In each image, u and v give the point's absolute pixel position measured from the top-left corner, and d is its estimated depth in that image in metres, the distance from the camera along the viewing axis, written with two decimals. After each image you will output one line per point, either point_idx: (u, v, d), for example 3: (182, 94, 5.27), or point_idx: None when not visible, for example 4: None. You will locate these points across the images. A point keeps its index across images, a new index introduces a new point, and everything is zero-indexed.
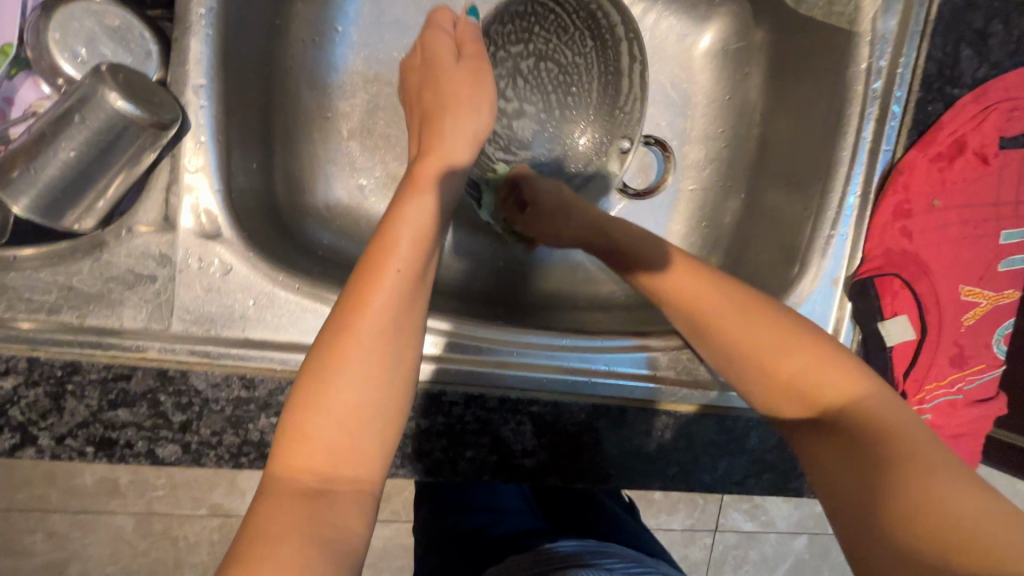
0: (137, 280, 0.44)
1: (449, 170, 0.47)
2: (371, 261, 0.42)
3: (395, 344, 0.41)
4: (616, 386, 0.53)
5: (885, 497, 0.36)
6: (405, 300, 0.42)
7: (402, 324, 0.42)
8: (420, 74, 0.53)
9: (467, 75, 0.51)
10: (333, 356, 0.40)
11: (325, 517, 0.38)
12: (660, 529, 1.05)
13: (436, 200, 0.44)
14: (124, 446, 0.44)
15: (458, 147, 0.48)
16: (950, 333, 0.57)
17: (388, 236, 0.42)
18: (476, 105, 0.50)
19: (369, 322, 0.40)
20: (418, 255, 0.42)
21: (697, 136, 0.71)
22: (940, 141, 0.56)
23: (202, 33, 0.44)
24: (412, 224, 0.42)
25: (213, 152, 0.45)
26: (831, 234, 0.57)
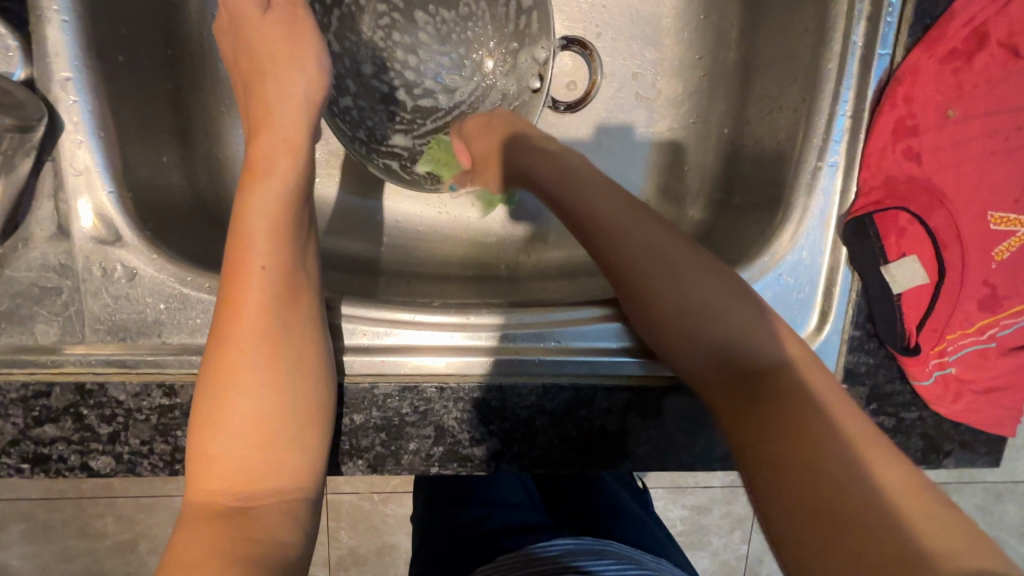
0: (43, 293, 0.43)
1: (291, 146, 0.44)
2: (230, 266, 0.41)
3: (284, 343, 0.41)
4: (569, 364, 0.49)
5: (809, 489, 0.35)
6: (275, 296, 0.41)
7: (285, 322, 0.41)
8: (230, 37, 0.47)
9: (283, 27, 0.46)
10: (219, 371, 0.40)
11: (244, 533, 0.36)
12: (699, 487, 0.99)
13: (284, 184, 0.43)
14: (57, 461, 0.43)
15: (292, 117, 0.45)
16: (977, 270, 0.46)
17: (244, 232, 0.41)
18: (300, 63, 0.46)
19: (245, 327, 0.40)
20: (279, 247, 0.42)
21: (671, 65, 0.62)
22: (952, 35, 0.45)
23: (57, 20, 0.41)
24: (263, 214, 0.42)
25: (98, 149, 0.43)
26: (817, 165, 0.49)
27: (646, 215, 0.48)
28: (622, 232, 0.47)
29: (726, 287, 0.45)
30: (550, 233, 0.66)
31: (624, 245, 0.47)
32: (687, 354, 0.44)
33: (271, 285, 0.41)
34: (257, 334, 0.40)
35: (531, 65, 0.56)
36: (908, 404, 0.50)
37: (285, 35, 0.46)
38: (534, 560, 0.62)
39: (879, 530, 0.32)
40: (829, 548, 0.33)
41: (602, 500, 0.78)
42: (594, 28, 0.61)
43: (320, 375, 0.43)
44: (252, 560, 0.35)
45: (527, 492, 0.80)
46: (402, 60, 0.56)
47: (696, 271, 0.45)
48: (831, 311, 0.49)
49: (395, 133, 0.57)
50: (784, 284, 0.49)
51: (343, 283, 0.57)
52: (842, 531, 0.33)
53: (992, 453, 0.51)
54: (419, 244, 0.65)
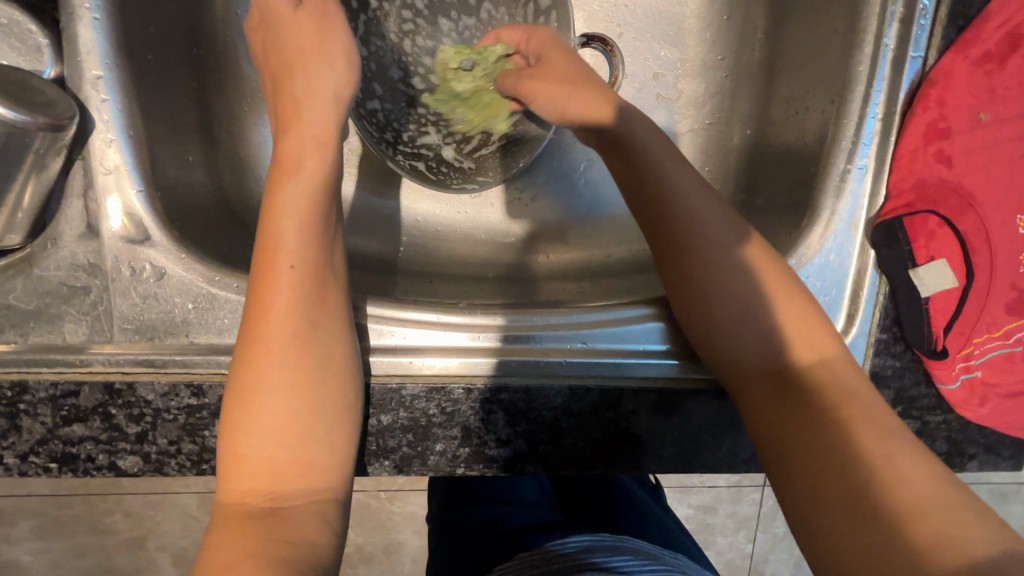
0: (71, 292, 0.43)
1: (320, 144, 0.44)
2: (260, 266, 0.41)
3: (314, 343, 0.41)
4: (595, 366, 0.48)
5: (839, 489, 0.36)
6: (304, 295, 0.41)
7: (314, 322, 0.41)
8: (260, 34, 0.47)
9: (314, 22, 0.46)
10: (248, 371, 0.40)
11: (279, 532, 0.36)
12: (706, 487, 0.99)
13: (313, 182, 0.43)
14: (85, 460, 0.43)
15: (321, 115, 0.45)
16: (1006, 274, 0.46)
17: (274, 232, 0.41)
18: (329, 59, 0.46)
19: (275, 327, 0.40)
20: (309, 246, 0.42)
21: (693, 66, 0.62)
22: (986, 38, 0.45)
23: (89, 18, 0.41)
24: (293, 214, 0.41)
25: (128, 148, 0.43)
26: (846, 167, 0.48)
27: (711, 194, 0.48)
28: (688, 207, 0.47)
29: (785, 276, 0.45)
30: (569, 233, 0.66)
31: (690, 216, 0.47)
32: (733, 341, 0.44)
33: (301, 285, 0.41)
34: (287, 335, 0.40)
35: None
36: (933, 407, 0.50)
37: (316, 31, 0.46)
38: (553, 557, 0.62)
39: (907, 526, 0.33)
40: (857, 541, 0.34)
41: (617, 497, 0.78)
42: (616, 28, 0.61)
43: (348, 376, 0.43)
44: (285, 561, 0.35)
45: (542, 491, 0.80)
46: (427, 67, 0.55)
47: (754, 257, 0.45)
48: (859, 314, 0.49)
49: (417, 133, 0.56)
50: (812, 286, 0.49)
51: (364, 283, 0.57)
52: (871, 526, 0.34)
53: (1015, 457, 0.51)
54: (438, 244, 0.65)
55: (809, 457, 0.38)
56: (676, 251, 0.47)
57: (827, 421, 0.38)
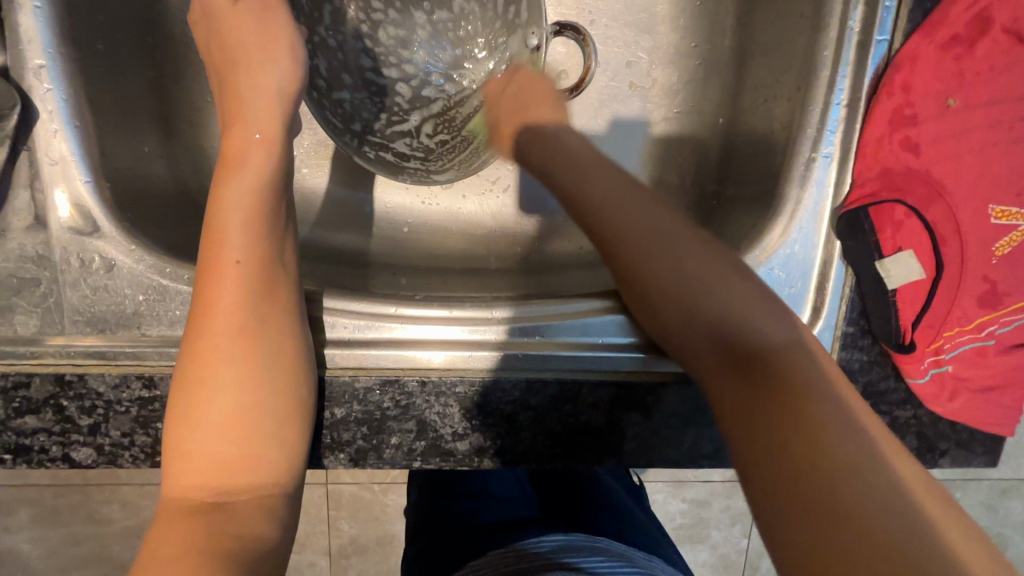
0: (21, 284, 0.43)
1: (266, 140, 0.43)
2: (205, 261, 0.40)
3: (261, 337, 0.41)
4: (553, 358, 0.48)
5: (804, 490, 0.34)
6: (251, 288, 0.40)
7: (262, 316, 0.41)
8: (206, 25, 0.47)
9: (257, 16, 0.46)
10: (194, 366, 0.39)
11: (220, 529, 0.36)
12: (699, 482, 0.98)
13: (257, 176, 0.42)
14: (39, 452, 0.44)
15: (266, 111, 0.44)
16: (975, 265, 0.44)
17: (218, 226, 0.41)
18: (272, 55, 0.45)
19: (221, 322, 0.40)
20: (254, 239, 0.41)
21: (665, 53, 0.60)
22: (954, 20, 0.44)
23: (30, 7, 0.40)
24: (237, 208, 0.41)
25: (74, 138, 0.42)
26: (811, 156, 0.47)
27: (637, 198, 0.48)
28: (616, 215, 0.47)
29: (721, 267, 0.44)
30: (542, 225, 0.65)
31: (615, 226, 0.47)
32: (685, 336, 0.44)
33: (245, 278, 0.40)
34: (232, 328, 0.40)
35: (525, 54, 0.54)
36: (902, 402, 0.49)
37: (257, 24, 0.46)
38: (525, 556, 0.61)
39: (876, 533, 0.31)
40: (818, 541, 0.32)
41: (595, 497, 0.78)
42: (586, 15, 0.60)
43: (298, 368, 0.43)
44: (226, 556, 0.34)
45: (520, 486, 0.80)
46: (393, 51, 0.55)
47: (692, 252, 0.45)
48: (824, 307, 0.48)
49: (383, 123, 0.55)
50: (775, 278, 0.48)
51: (330, 275, 0.57)
52: (833, 526, 0.32)
53: (989, 453, 0.50)
54: (409, 236, 0.64)
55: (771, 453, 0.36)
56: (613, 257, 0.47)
57: (790, 416, 0.36)
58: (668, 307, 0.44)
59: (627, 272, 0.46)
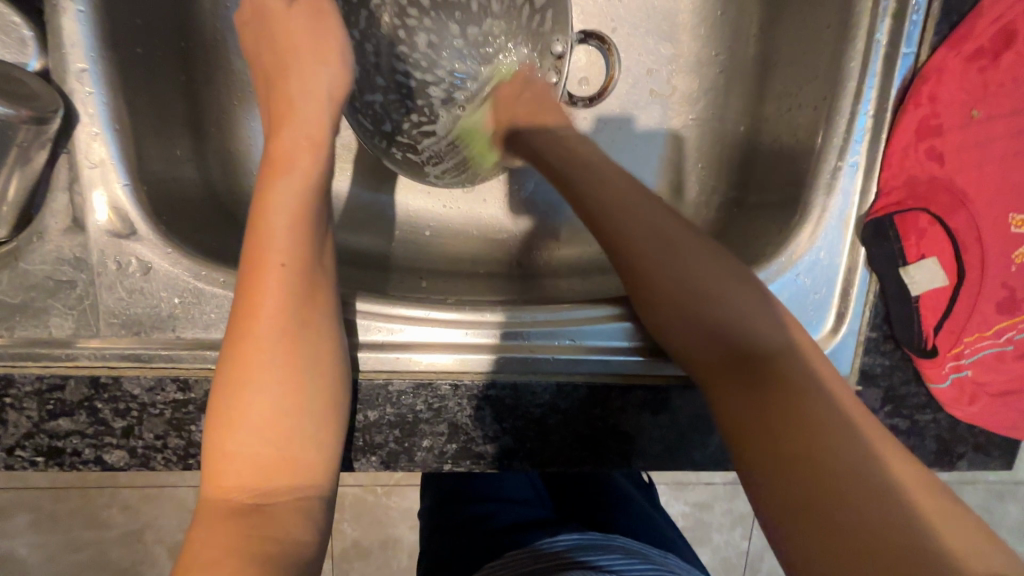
0: (57, 286, 0.43)
1: (313, 144, 0.44)
2: (248, 264, 0.41)
3: (303, 340, 0.41)
4: (583, 362, 0.48)
5: (823, 493, 0.34)
6: (293, 293, 0.41)
7: (302, 320, 0.41)
8: (255, 28, 0.47)
9: (308, 21, 0.47)
10: (235, 368, 0.39)
11: (262, 532, 0.36)
12: (701, 484, 0.99)
13: (306, 180, 0.43)
14: (71, 454, 0.44)
15: (315, 114, 0.45)
16: (997, 273, 0.45)
17: (264, 229, 0.41)
18: (323, 58, 0.46)
19: (264, 324, 0.40)
20: (299, 243, 0.41)
21: (686, 62, 0.61)
22: (979, 33, 0.45)
23: (74, 11, 0.40)
24: (282, 213, 0.41)
25: (113, 142, 0.43)
26: (838, 164, 0.48)
27: (644, 201, 0.48)
28: (626, 216, 0.47)
29: (722, 268, 0.44)
30: (561, 230, 0.66)
31: (624, 226, 0.47)
32: (685, 334, 0.44)
33: (289, 281, 0.40)
34: (274, 331, 0.40)
35: (546, 57, 0.55)
36: (922, 406, 0.50)
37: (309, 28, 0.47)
38: (542, 555, 0.62)
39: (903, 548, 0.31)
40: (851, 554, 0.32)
41: (608, 497, 0.78)
42: (610, 22, 0.60)
43: (337, 372, 0.43)
44: (269, 560, 0.35)
45: (534, 487, 0.80)
46: (416, 54, 0.53)
47: (689, 253, 0.45)
48: (848, 312, 0.49)
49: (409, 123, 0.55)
50: (801, 284, 0.49)
51: (354, 278, 0.57)
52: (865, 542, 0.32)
53: (1005, 456, 0.51)
54: (430, 239, 0.65)
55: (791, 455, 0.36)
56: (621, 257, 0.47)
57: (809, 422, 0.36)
58: (676, 306, 0.44)
59: (631, 268, 0.47)
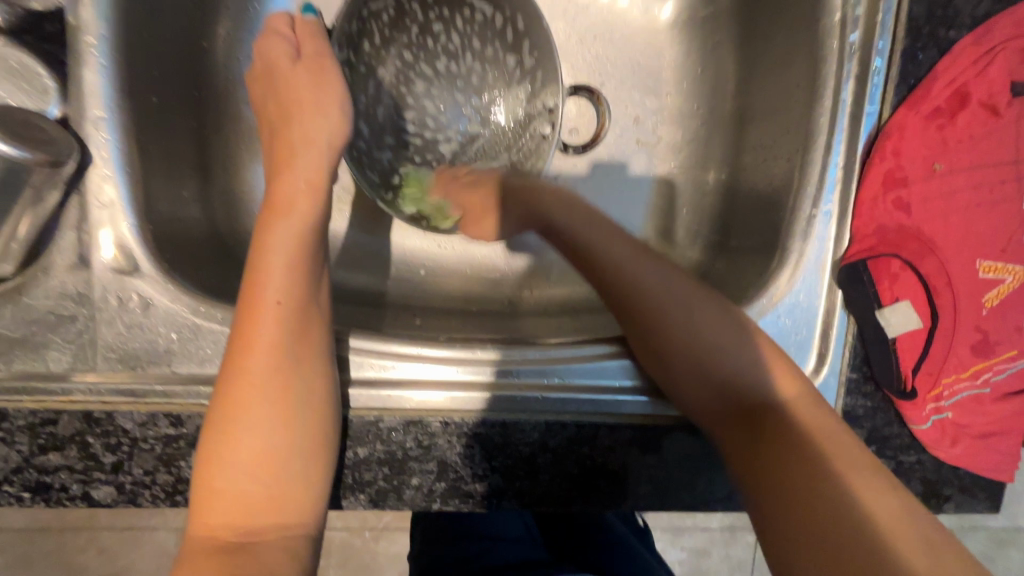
0: (58, 321, 0.44)
1: (312, 186, 0.46)
2: (246, 302, 0.42)
3: (296, 376, 0.42)
4: (572, 401, 0.49)
5: (784, 512, 0.37)
6: (289, 331, 0.42)
7: (297, 359, 0.42)
8: (262, 79, 0.50)
9: (311, 76, 0.49)
10: (228, 404, 0.40)
11: (246, 570, 0.36)
12: (697, 529, 0.98)
13: (304, 222, 0.45)
14: (59, 489, 0.44)
15: (314, 160, 0.47)
16: (969, 316, 0.48)
17: (263, 267, 0.42)
18: (323, 110, 0.49)
19: (258, 361, 0.41)
20: (296, 282, 0.43)
21: (669, 115, 0.65)
22: (936, 94, 0.48)
23: (95, 64, 0.43)
24: (280, 252, 0.43)
25: (124, 185, 0.45)
26: (812, 212, 0.50)
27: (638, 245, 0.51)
28: (614, 264, 0.50)
29: (713, 308, 0.47)
30: (552, 270, 0.68)
31: (623, 272, 0.49)
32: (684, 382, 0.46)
33: (285, 319, 0.42)
34: (269, 368, 0.41)
35: (540, 112, 0.58)
36: (906, 447, 0.51)
37: (312, 83, 0.49)
38: None
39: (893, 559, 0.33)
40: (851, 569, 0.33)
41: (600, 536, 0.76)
42: (598, 77, 0.64)
43: (327, 406, 0.44)
44: None
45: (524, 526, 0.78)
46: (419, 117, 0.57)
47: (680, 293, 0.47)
48: (829, 353, 0.50)
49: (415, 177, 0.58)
50: (781, 325, 0.50)
51: (349, 316, 0.58)
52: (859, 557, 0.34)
53: (992, 498, 0.51)
54: (424, 278, 0.67)
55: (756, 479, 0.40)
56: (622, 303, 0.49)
57: (772, 448, 0.40)
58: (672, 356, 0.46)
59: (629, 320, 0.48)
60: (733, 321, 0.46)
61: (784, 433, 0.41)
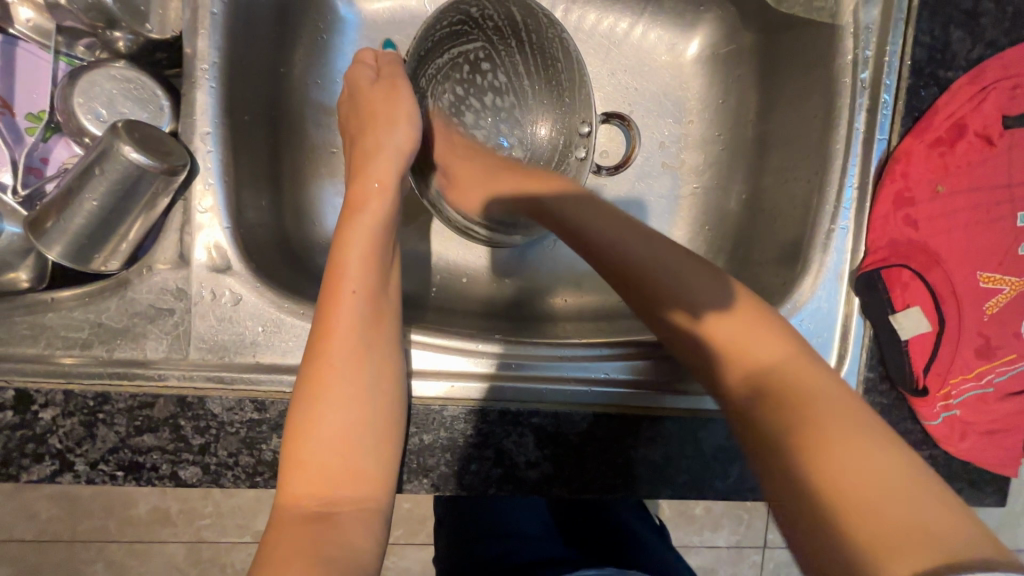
0: (158, 313, 0.48)
1: (383, 191, 0.51)
2: (327, 295, 0.47)
3: (370, 359, 0.46)
4: (615, 394, 0.54)
5: (826, 514, 0.36)
6: (365, 320, 0.47)
7: (370, 344, 0.47)
8: (348, 106, 0.57)
9: (385, 94, 0.55)
10: (312, 385, 0.44)
11: (332, 538, 0.40)
12: (705, 547, 1.02)
13: (377, 223, 0.50)
14: (150, 469, 0.47)
15: (385, 167, 0.53)
16: (972, 322, 0.54)
17: (342, 263, 0.47)
18: (393, 121, 0.54)
19: (337, 344, 0.45)
20: (371, 277, 0.48)
21: (694, 141, 0.71)
22: (937, 125, 0.54)
23: (207, 86, 0.49)
24: (357, 248, 0.48)
25: (221, 193, 0.50)
26: (831, 227, 0.56)
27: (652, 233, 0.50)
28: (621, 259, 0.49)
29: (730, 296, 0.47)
30: (584, 281, 0.71)
31: (631, 253, 0.49)
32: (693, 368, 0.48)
33: (360, 308, 0.47)
34: (347, 352, 0.45)
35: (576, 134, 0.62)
36: (919, 443, 0.55)
37: (387, 101, 0.55)
38: None
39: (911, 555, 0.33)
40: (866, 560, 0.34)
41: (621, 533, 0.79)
42: (627, 105, 0.70)
43: (396, 389, 0.48)
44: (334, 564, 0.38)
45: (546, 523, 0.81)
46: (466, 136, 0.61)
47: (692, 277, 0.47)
48: (848, 354, 0.56)
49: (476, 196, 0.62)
50: (805, 328, 0.56)
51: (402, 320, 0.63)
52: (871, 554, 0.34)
53: (999, 493, 0.56)
54: (467, 285, 0.70)
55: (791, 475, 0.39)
56: (636, 289, 0.48)
57: (803, 437, 0.39)
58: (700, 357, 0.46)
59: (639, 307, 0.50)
60: (753, 305, 0.46)
61: (814, 415, 0.40)
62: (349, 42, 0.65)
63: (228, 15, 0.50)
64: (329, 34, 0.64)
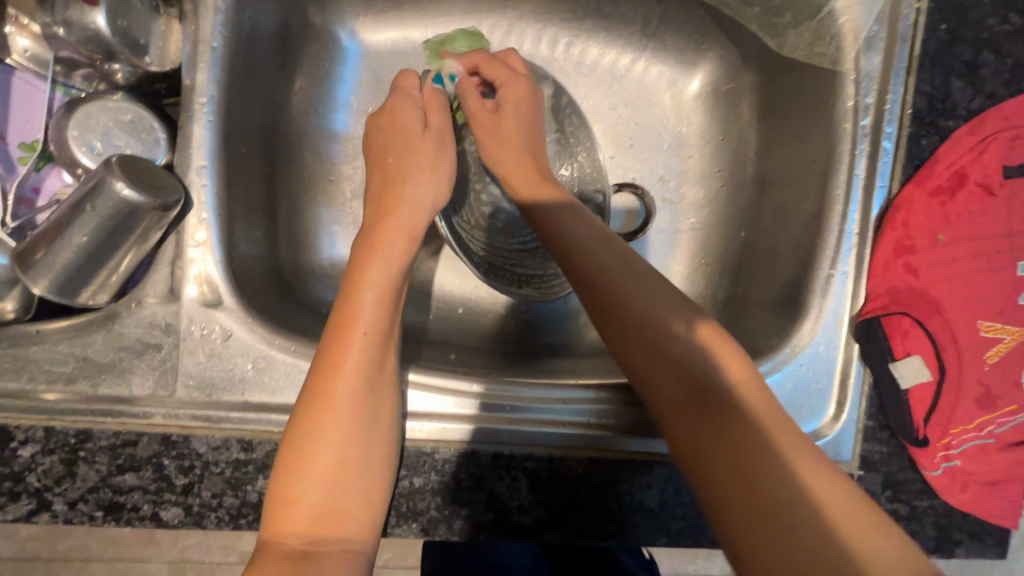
0: (145, 348, 0.47)
1: (412, 235, 0.51)
2: (335, 333, 0.45)
3: (372, 399, 0.45)
4: (611, 439, 0.53)
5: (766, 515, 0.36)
6: (370, 360, 0.45)
7: (374, 384, 0.45)
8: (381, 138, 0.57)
9: (416, 134, 0.55)
10: (310, 422, 0.43)
11: None
12: None
13: (392, 263, 0.49)
14: (130, 510, 0.46)
15: (414, 209, 0.52)
16: (972, 372, 0.53)
17: (355, 302, 0.46)
18: (423, 168, 0.54)
19: (343, 383, 0.44)
20: (383, 320, 0.46)
21: (694, 176, 0.70)
22: (938, 174, 0.55)
23: (203, 119, 0.49)
24: (375, 291, 0.47)
25: (215, 226, 0.49)
26: (831, 272, 0.56)
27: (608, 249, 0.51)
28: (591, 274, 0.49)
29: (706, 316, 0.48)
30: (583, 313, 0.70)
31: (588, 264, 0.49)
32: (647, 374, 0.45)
33: (367, 351, 0.45)
34: (348, 391, 0.44)
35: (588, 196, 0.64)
36: (919, 493, 0.54)
37: (433, 145, 0.55)
38: None
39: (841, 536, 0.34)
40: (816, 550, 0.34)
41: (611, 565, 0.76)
42: (628, 141, 0.70)
43: (393, 433, 0.47)
44: None
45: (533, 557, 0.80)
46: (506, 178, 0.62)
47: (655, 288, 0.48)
48: (847, 402, 0.55)
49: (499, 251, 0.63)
50: (803, 373, 0.55)
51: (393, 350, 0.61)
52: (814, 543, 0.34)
53: (1000, 546, 0.54)
54: (463, 317, 0.68)
55: (741, 505, 0.37)
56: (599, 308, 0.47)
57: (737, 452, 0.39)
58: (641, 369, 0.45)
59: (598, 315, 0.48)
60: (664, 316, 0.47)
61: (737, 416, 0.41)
62: (351, 71, 0.65)
63: (228, 49, 0.49)
64: (329, 63, 0.63)
